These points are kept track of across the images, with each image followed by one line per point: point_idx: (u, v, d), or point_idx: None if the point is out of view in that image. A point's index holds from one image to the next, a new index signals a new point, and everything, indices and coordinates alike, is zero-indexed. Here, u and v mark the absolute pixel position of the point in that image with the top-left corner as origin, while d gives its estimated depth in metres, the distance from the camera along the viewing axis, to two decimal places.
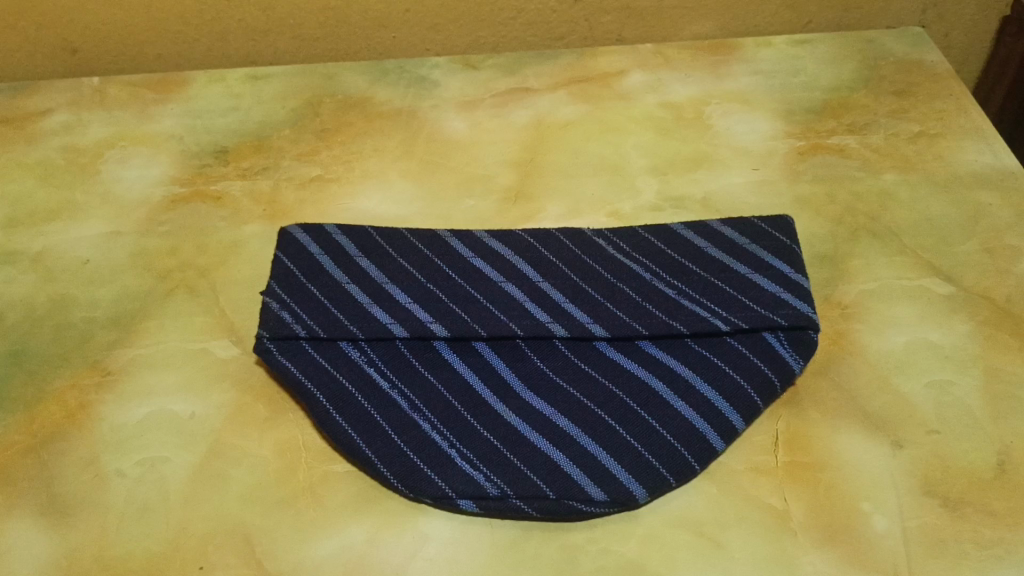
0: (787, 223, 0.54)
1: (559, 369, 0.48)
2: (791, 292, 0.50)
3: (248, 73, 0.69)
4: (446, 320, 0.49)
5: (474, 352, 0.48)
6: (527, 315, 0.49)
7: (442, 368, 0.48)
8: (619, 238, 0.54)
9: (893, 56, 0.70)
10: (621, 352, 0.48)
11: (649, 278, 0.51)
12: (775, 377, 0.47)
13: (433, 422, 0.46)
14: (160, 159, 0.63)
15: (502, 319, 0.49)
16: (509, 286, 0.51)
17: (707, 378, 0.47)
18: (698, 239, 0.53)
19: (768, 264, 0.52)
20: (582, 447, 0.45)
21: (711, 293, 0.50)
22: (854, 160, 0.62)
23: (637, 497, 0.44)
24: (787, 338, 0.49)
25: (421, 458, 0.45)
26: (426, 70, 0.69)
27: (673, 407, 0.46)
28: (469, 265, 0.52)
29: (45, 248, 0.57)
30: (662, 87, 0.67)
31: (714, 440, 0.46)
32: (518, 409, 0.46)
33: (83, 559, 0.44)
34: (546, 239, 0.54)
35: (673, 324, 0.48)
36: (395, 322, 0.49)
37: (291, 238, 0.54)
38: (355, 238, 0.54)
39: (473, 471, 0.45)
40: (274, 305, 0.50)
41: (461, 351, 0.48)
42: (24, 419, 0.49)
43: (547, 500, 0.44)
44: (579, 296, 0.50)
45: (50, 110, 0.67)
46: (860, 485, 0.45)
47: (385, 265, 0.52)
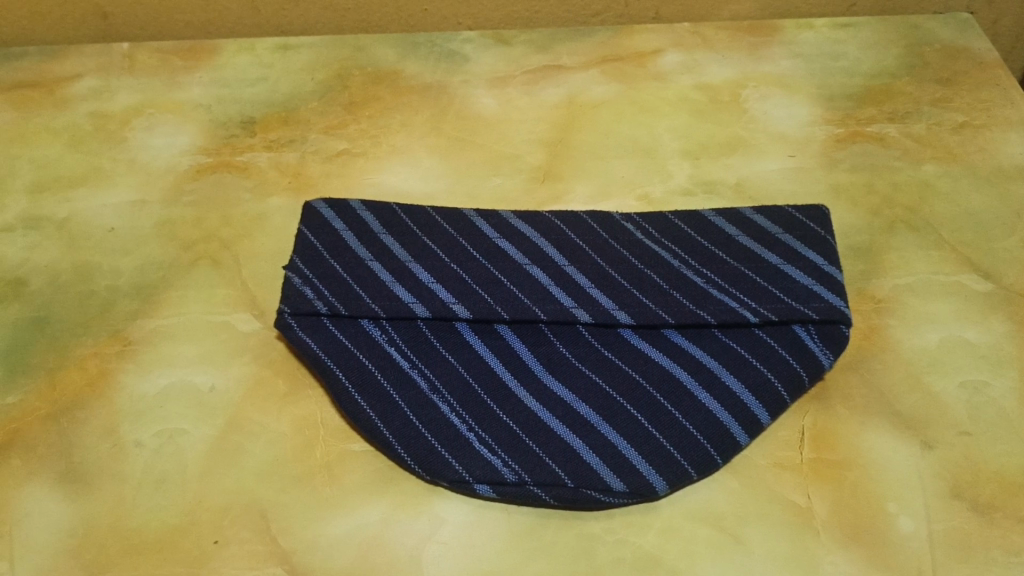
0: (822, 214, 0.53)
1: (582, 356, 0.47)
2: (823, 284, 0.49)
3: (278, 43, 0.68)
4: (468, 302, 0.48)
5: (496, 335, 0.48)
6: (551, 299, 0.48)
7: (462, 350, 0.47)
8: (647, 223, 0.53)
9: (939, 43, 0.67)
10: (646, 340, 0.47)
11: (677, 265, 0.50)
12: (803, 372, 0.46)
13: (452, 404, 0.46)
14: (186, 127, 0.63)
15: (525, 302, 0.48)
16: (534, 269, 0.50)
17: (734, 370, 0.46)
18: (729, 227, 0.52)
19: (801, 255, 0.50)
20: (602, 436, 0.45)
21: (740, 283, 0.49)
22: (894, 149, 0.60)
23: (657, 489, 0.43)
24: (817, 332, 0.47)
25: (438, 441, 0.45)
26: (458, 45, 0.68)
27: (696, 399, 0.46)
28: (494, 246, 0.51)
29: (71, 214, 0.57)
30: (698, 68, 0.66)
31: (738, 434, 0.45)
32: (538, 394, 0.46)
33: (100, 528, 0.44)
34: (573, 222, 0.53)
35: (701, 313, 0.47)
36: (417, 302, 0.48)
37: (315, 212, 0.53)
38: (379, 215, 0.53)
39: (491, 457, 0.44)
40: (296, 280, 0.50)
41: (482, 333, 0.48)
42: (46, 385, 0.49)
43: (565, 488, 0.43)
44: (605, 281, 0.49)
45: (79, 75, 0.66)
46: (886, 485, 0.44)
47: (408, 243, 0.52)
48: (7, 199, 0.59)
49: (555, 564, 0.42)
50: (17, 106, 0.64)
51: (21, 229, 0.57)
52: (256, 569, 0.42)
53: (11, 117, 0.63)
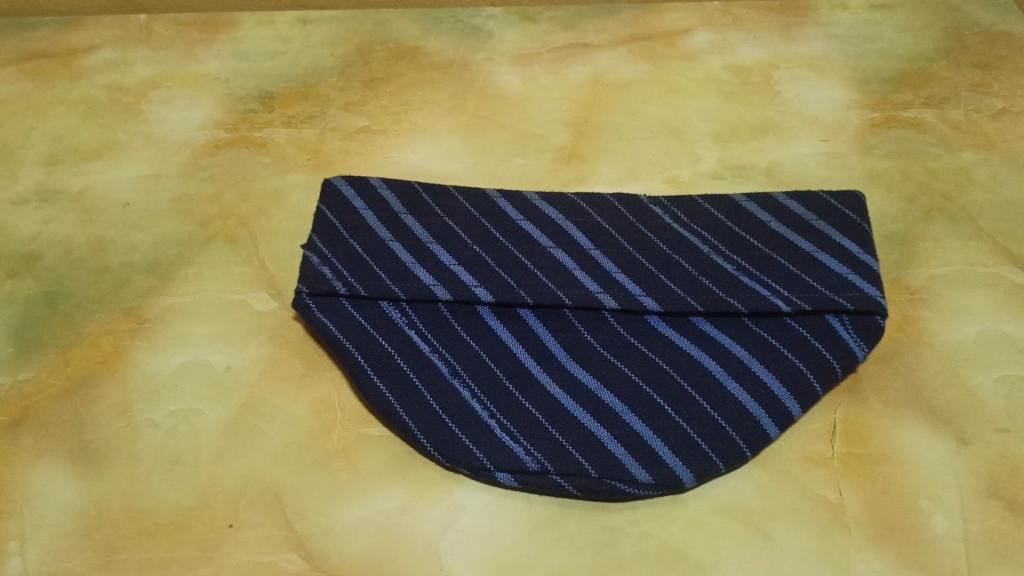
0: (858, 200, 0.51)
1: (607, 343, 0.45)
2: (858, 274, 0.47)
3: (298, 16, 0.67)
4: (491, 285, 0.47)
5: (518, 319, 0.46)
6: (577, 284, 0.47)
7: (483, 333, 0.46)
8: (676, 206, 0.51)
9: (978, 26, 0.65)
10: (674, 327, 0.46)
11: (707, 251, 0.48)
12: (837, 364, 0.45)
13: (472, 390, 0.44)
14: (203, 101, 0.61)
15: (549, 287, 0.46)
16: (559, 253, 0.48)
17: (765, 360, 0.45)
18: (761, 213, 0.50)
19: (835, 244, 0.49)
20: (628, 425, 0.43)
21: (773, 270, 0.47)
22: (931, 135, 0.58)
23: (684, 480, 0.42)
24: (852, 322, 0.46)
25: (459, 427, 0.43)
26: (481, 21, 0.66)
27: (725, 389, 0.44)
28: (518, 228, 0.50)
29: (85, 188, 0.56)
30: (728, 48, 0.64)
31: (768, 426, 0.43)
32: (562, 382, 0.44)
33: (113, 509, 0.43)
34: (599, 204, 0.52)
35: (731, 301, 0.46)
36: (439, 285, 0.47)
37: (335, 190, 0.52)
38: (400, 194, 0.52)
39: (513, 444, 0.43)
40: (314, 260, 0.48)
41: (505, 317, 0.46)
42: (59, 362, 0.48)
43: (589, 478, 0.42)
44: (633, 267, 0.48)
45: (95, 46, 0.65)
46: (920, 482, 0.43)
47: (430, 224, 0.50)
48: (21, 170, 0.58)
49: (577, 556, 0.41)
50: (32, 76, 0.63)
51: (35, 202, 0.56)
52: (271, 554, 0.41)
53: (26, 88, 0.62)
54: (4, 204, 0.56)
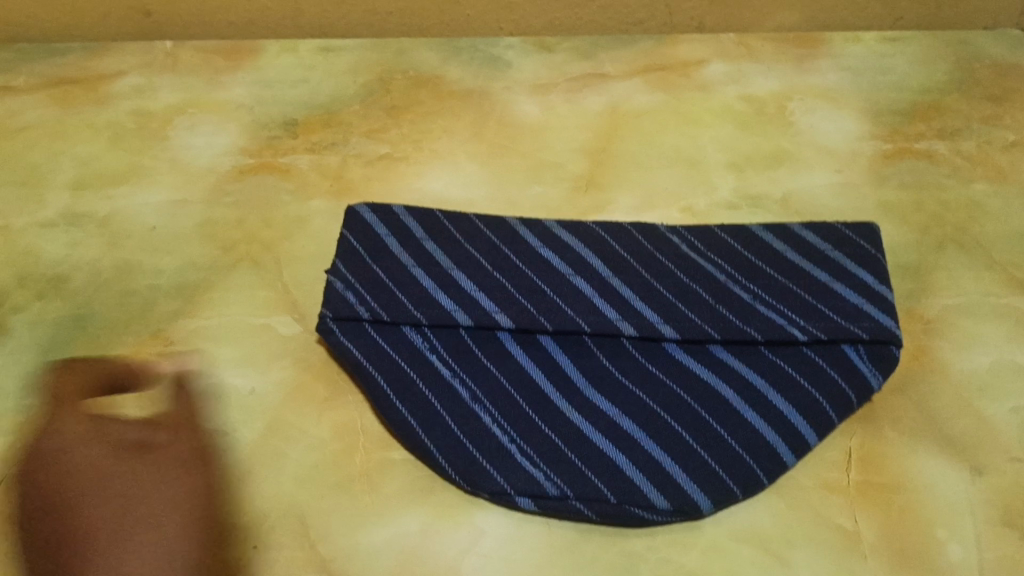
0: (872, 231, 0.52)
1: (626, 370, 0.46)
2: (873, 304, 0.48)
3: (321, 45, 0.68)
4: (512, 311, 0.48)
5: (538, 345, 0.47)
6: (595, 311, 0.48)
7: (504, 358, 0.47)
8: (692, 235, 0.53)
9: (989, 59, 0.66)
10: (691, 355, 0.47)
11: (723, 279, 0.49)
12: (852, 393, 0.45)
13: (493, 414, 0.45)
14: (228, 127, 0.62)
15: (569, 313, 0.48)
16: (578, 280, 0.49)
17: (780, 389, 0.45)
18: (777, 242, 0.52)
19: (850, 273, 0.50)
20: (646, 452, 0.44)
21: (789, 299, 0.48)
22: (943, 166, 0.59)
23: (702, 507, 0.43)
24: (866, 351, 0.47)
25: (479, 451, 0.44)
26: (500, 51, 0.67)
27: (742, 416, 0.45)
28: (537, 255, 0.51)
29: (112, 212, 0.58)
30: (743, 79, 0.65)
31: (784, 454, 0.44)
32: (582, 408, 0.45)
33: (139, 529, 0.44)
34: (617, 233, 0.53)
35: (748, 329, 0.47)
36: (460, 310, 0.48)
37: (358, 217, 0.53)
38: (422, 220, 0.53)
39: (534, 469, 0.44)
40: (338, 285, 0.49)
41: (525, 343, 0.47)
42: (86, 384, 0.49)
43: (608, 504, 0.43)
44: (651, 294, 0.49)
45: (121, 72, 0.66)
46: (935, 511, 0.44)
47: (451, 250, 0.51)
48: (49, 193, 0.59)
49: None
50: (59, 102, 0.64)
51: (63, 225, 0.57)
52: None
53: (55, 113, 0.64)
54: (33, 227, 0.57)
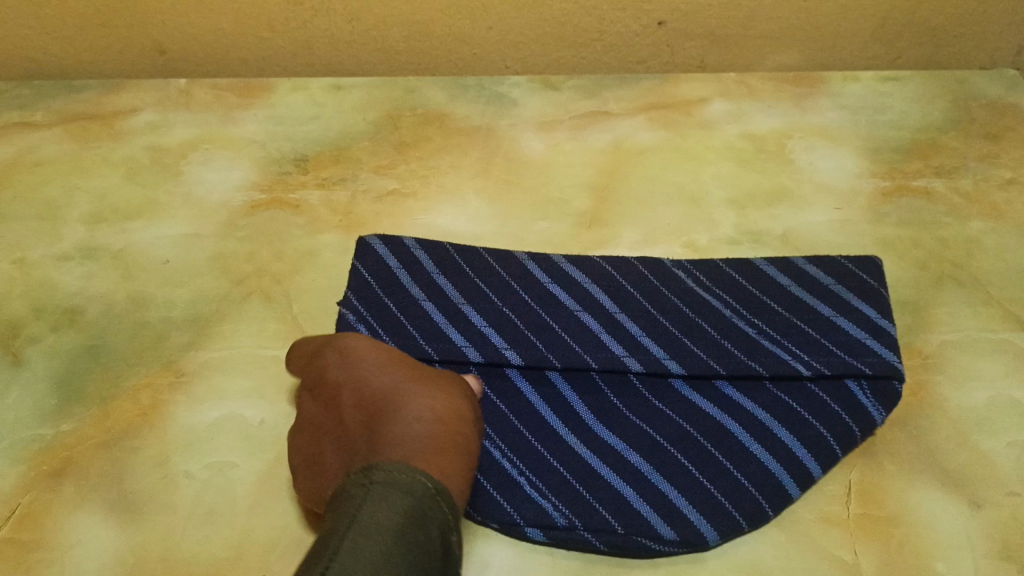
0: (874, 265, 0.54)
1: (634, 407, 0.48)
2: (875, 338, 0.50)
3: (331, 83, 0.70)
4: (521, 348, 0.50)
5: (548, 382, 0.49)
6: (604, 348, 0.50)
7: (513, 396, 0.49)
8: (699, 269, 0.54)
9: (985, 98, 0.68)
10: (698, 390, 0.48)
11: (728, 315, 0.51)
12: (857, 427, 0.47)
13: (502, 449, 0.47)
14: (240, 163, 0.64)
15: (579, 352, 0.49)
16: (587, 317, 0.51)
17: (786, 423, 0.47)
18: (782, 278, 0.54)
19: (852, 308, 0.52)
20: (654, 485, 0.45)
21: (793, 336, 0.50)
22: (940, 204, 0.60)
23: (709, 539, 0.43)
24: (869, 385, 0.48)
25: (491, 483, 0.45)
26: (506, 89, 0.69)
27: (749, 451, 0.46)
28: (545, 291, 0.53)
29: (127, 246, 0.59)
30: (744, 118, 0.66)
31: (789, 486, 0.45)
32: (591, 443, 0.47)
33: (149, 558, 0.44)
34: (625, 267, 0.54)
35: (752, 364, 0.49)
36: (470, 345, 0.50)
37: (370, 248, 0.55)
38: (433, 254, 0.55)
39: (544, 501, 0.45)
40: (349, 316, 0.52)
41: (535, 380, 0.49)
42: (99, 414, 0.50)
43: (616, 535, 0.43)
44: (658, 330, 0.50)
45: (137, 109, 0.68)
46: (934, 544, 0.44)
47: (463, 287, 0.53)
48: (65, 227, 0.60)
49: None
50: (76, 137, 0.66)
51: (78, 258, 0.58)
52: None
53: (72, 148, 0.65)
54: (49, 259, 0.58)
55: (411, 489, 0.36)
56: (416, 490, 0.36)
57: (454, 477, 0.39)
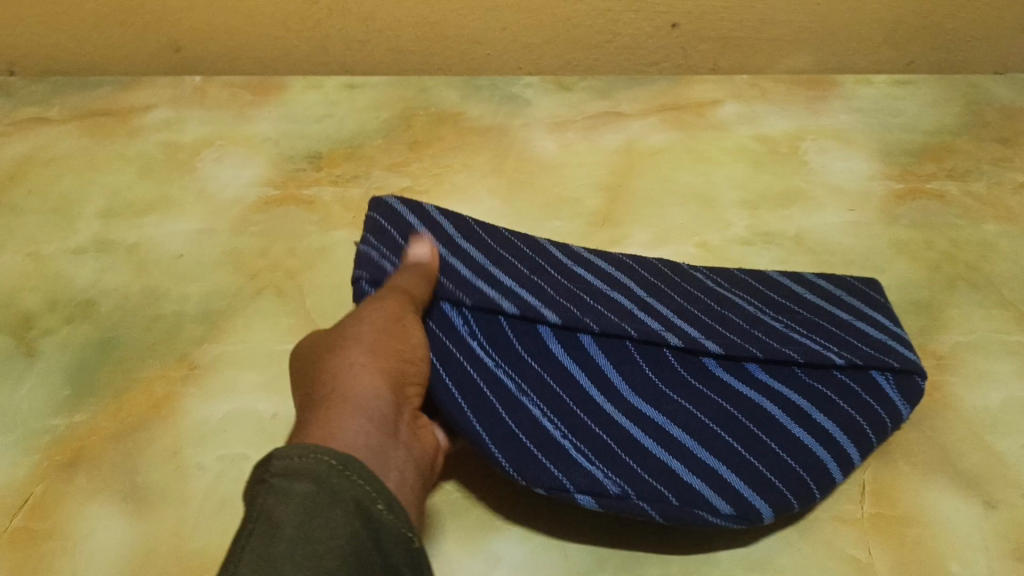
0: (878, 285, 0.53)
1: (669, 381, 0.44)
2: (896, 340, 0.48)
3: (345, 82, 0.70)
4: (556, 307, 0.45)
5: (579, 346, 0.44)
6: (637, 319, 0.46)
7: (546, 351, 0.44)
8: (715, 274, 0.53)
9: (999, 103, 0.68)
10: (729, 372, 0.44)
11: (754, 312, 0.49)
12: (888, 419, 0.44)
13: (543, 408, 0.42)
14: (254, 160, 0.64)
15: (612, 318, 0.45)
16: (618, 296, 0.48)
17: (823, 408, 0.44)
18: (795, 287, 0.52)
19: (867, 315, 0.50)
20: (700, 459, 0.42)
21: (819, 331, 0.47)
22: (953, 207, 0.60)
23: (763, 515, 0.41)
24: (896, 379, 0.45)
25: (534, 447, 0.41)
26: (519, 89, 0.69)
27: (790, 433, 0.43)
28: (570, 271, 0.50)
29: (141, 241, 0.59)
30: (757, 120, 0.66)
31: (833, 470, 0.43)
32: (629, 411, 0.43)
33: (161, 549, 0.44)
34: (644, 263, 0.52)
35: (787, 350, 0.45)
36: (504, 299, 0.45)
37: (387, 205, 0.51)
38: (454, 222, 0.51)
39: (591, 467, 0.41)
40: (372, 255, 0.46)
41: (567, 343, 0.44)
42: (112, 406, 0.50)
43: (671, 505, 0.40)
44: (687, 315, 0.47)
45: (151, 106, 0.68)
46: (948, 544, 0.44)
47: (487, 253, 0.49)
48: (79, 221, 0.61)
49: None
50: (91, 133, 0.66)
51: (92, 252, 0.59)
52: None
53: (86, 144, 0.66)
54: (63, 253, 0.59)
55: (325, 481, 0.29)
56: (328, 478, 0.29)
57: (369, 451, 0.33)
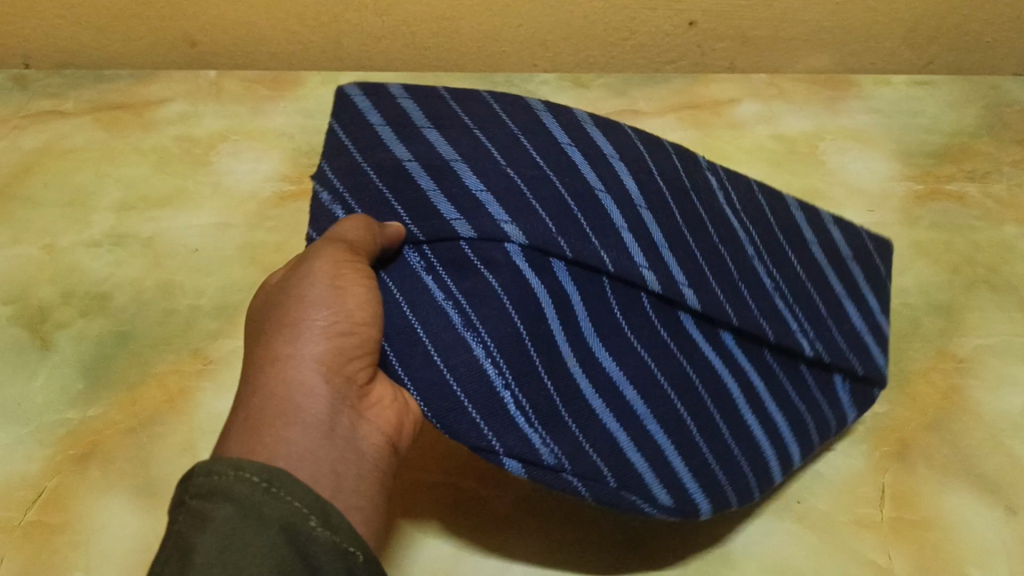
0: (886, 244, 0.54)
1: (643, 334, 0.41)
2: (873, 334, 0.50)
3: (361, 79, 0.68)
4: (524, 223, 0.39)
5: (551, 271, 0.39)
6: (620, 247, 0.40)
7: (505, 277, 0.38)
8: (731, 181, 0.48)
9: (1019, 103, 0.67)
10: (703, 334, 0.42)
11: (751, 256, 0.46)
12: (832, 420, 0.47)
13: (488, 348, 0.38)
14: (270, 155, 0.64)
15: (593, 243, 0.39)
16: (609, 202, 0.41)
17: (779, 400, 0.45)
18: (807, 231, 0.49)
19: (861, 292, 0.51)
20: (649, 434, 0.41)
21: (804, 304, 0.47)
22: (974, 208, 0.60)
23: (700, 510, 0.42)
24: (851, 386, 0.48)
25: (466, 394, 0.37)
26: (535, 86, 0.69)
27: (742, 419, 0.44)
28: (564, 155, 0.43)
29: (156, 234, 0.59)
30: (775, 119, 0.66)
31: (773, 466, 0.45)
32: (586, 364, 0.40)
33: None
34: (656, 150, 0.47)
35: (765, 326, 0.44)
36: (460, 219, 0.39)
37: (349, 103, 0.46)
38: (426, 106, 0.45)
39: (529, 430, 0.38)
40: (325, 198, 0.43)
41: (535, 263, 0.39)
42: (126, 400, 0.50)
43: (606, 487, 0.39)
44: (680, 245, 0.43)
45: (166, 99, 0.67)
46: (969, 548, 0.45)
47: (461, 141, 0.43)
48: (95, 214, 0.60)
49: None
50: (106, 126, 0.66)
51: (107, 245, 0.59)
52: None
53: (101, 137, 0.65)
54: (79, 246, 0.59)
55: (246, 500, 0.32)
56: (247, 496, 0.32)
57: (291, 460, 0.35)
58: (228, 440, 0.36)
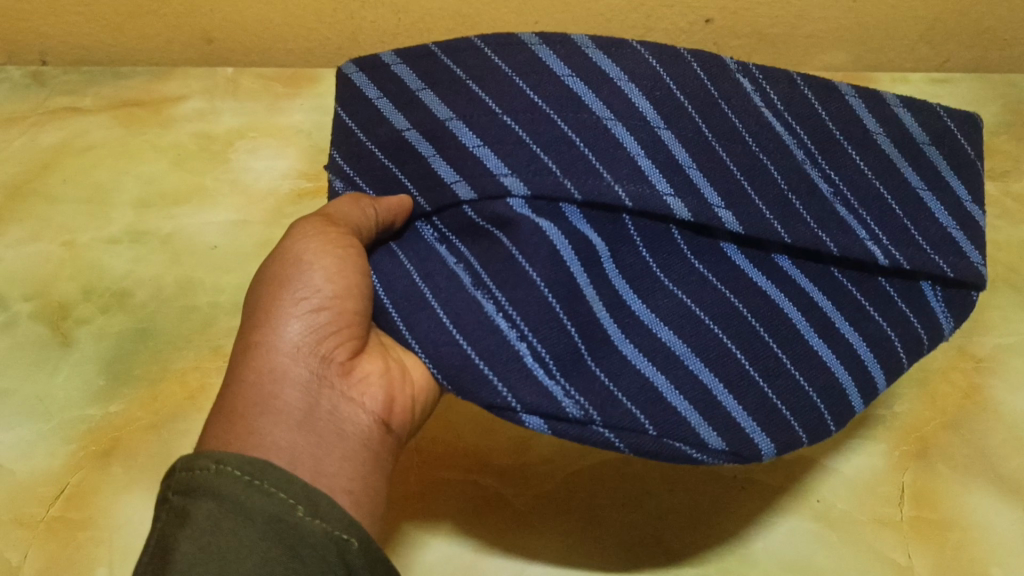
0: (973, 122, 0.46)
1: (675, 274, 0.40)
2: (964, 229, 0.43)
3: None
4: (529, 172, 0.39)
5: (562, 217, 0.39)
6: (640, 177, 0.39)
7: (518, 231, 0.38)
8: (771, 86, 0.43)
9: None
10: (750, 259, 0.40)
11: (801, 159, 0.42)
12: (925, 336, 0.42)
13: (498, 302, 0.37)
14: (288, 151, 0.64)
15: (605, 178, 0.39)
16: (620, 130, 0.40)
17: (851, 320, 0.41)
18: (870, 122, 0.44)
19: (944, 180, 0.44)
20: (690, 373, 0.38)
21: (875, 205, 0.42)
22: (993, 207, 0.59)
23: (764, 452, 0.38)
24: (944, 290, 0.42)
25: (475, 351, 0.37)
26: None
27: (805, 346, 0.40)
28: (568, 90, 0.41)
29: (175, 230, 0.59)
30: None
31: (854, 399, 0.40)
32: (614, 308, 0.39)
33: None
34: (671, 63, 0.42)
35: (823, 237, 0.40)
36: (460, 181, 0.40)
37: (346, 80, 0.45)
38: (419, 65, 0.44)
39: (549, 383, 0.37)
40: (338, 186, 0.44)
41: (547, 212, 0.39)
42: (147, 396, 0.51)
43: (647, 438, 0.37)
44: (712, 162, 0.40)
45: (184, 96, 0.67)
46: (989, 549, 0.45)
47: (453, 95, 0.42)
48: (114, 210, 0.61)
49: None
50: (125, 123, 0.66)
51: (126, 241, 0.59)
52: None
53: (119, 133, 0.65)
54: (98, 243, 0.59)
55: (230, 494, 0.33)
56: (231, 492, 0.33)
57: (266, 447, 0.36)
58: (209, 432, 0.38)
